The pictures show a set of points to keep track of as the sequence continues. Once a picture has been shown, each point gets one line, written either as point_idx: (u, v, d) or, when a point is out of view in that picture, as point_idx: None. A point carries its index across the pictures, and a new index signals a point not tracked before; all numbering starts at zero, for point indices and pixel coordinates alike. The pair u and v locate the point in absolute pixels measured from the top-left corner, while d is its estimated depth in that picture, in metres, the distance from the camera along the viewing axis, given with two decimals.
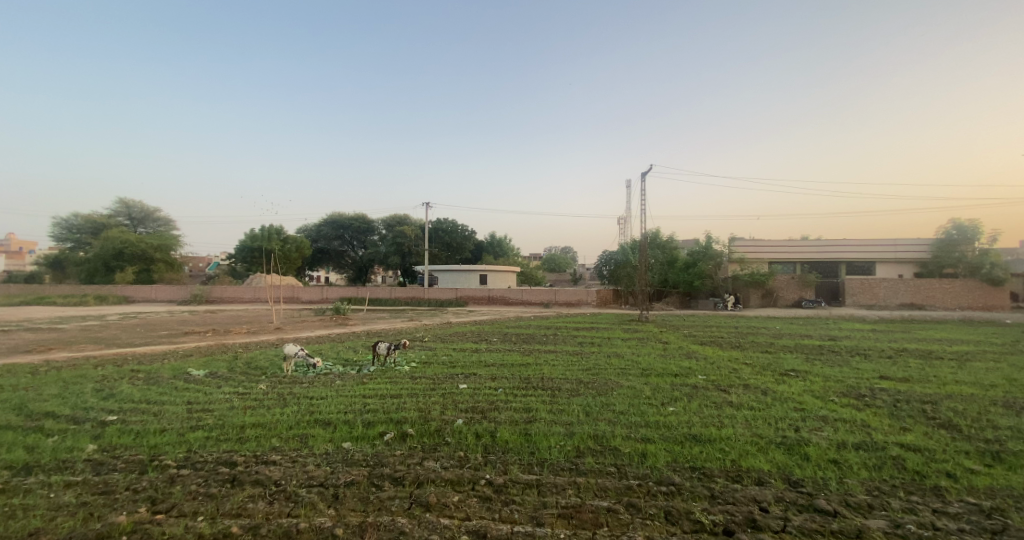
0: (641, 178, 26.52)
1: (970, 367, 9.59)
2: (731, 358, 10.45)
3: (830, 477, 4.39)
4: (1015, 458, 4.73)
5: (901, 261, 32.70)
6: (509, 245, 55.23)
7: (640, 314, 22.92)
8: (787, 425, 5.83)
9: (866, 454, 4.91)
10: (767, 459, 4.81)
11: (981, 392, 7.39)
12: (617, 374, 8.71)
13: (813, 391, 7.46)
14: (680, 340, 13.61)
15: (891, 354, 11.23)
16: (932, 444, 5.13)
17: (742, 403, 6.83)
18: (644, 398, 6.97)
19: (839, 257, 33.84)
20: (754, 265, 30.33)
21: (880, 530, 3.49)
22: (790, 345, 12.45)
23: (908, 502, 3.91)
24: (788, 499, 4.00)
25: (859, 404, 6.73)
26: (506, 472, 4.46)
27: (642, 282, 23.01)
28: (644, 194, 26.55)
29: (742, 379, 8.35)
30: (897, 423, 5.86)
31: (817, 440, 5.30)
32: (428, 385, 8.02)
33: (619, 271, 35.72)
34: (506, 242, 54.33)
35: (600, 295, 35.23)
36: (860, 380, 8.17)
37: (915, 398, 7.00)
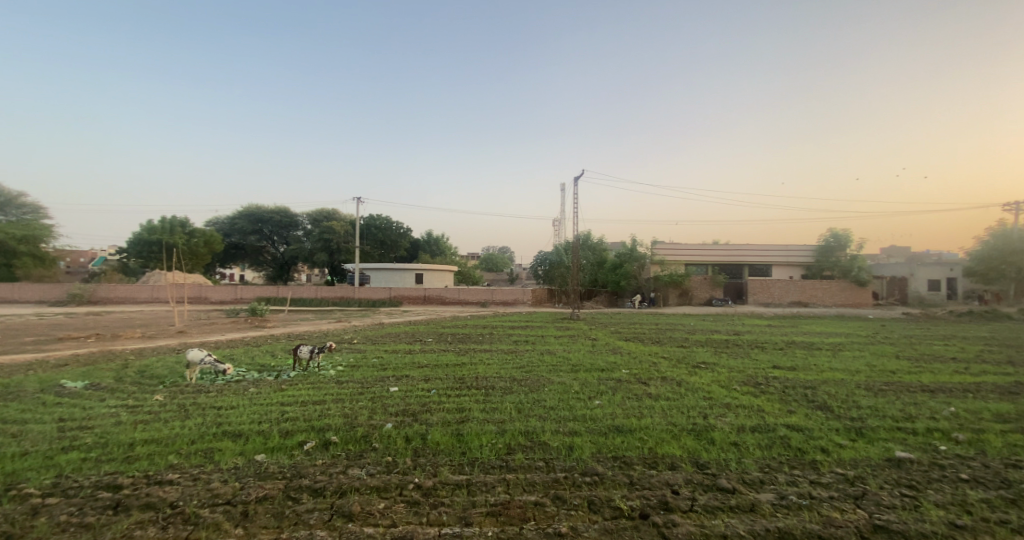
0: (574, 183, 27.46)
1: (842, 355, 11.09)
2: (652, 353, 11.13)
3: (732, 459, 4.80)
4: (875, 433, 5.50)
5: (793, 265, 36.59)
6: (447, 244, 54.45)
7: (572, 312, 23.65)
8: (697, 413, 6.30)
9: (760, 436, 5.45)
10: (679, 445, 5.16)
11: (850, 377, 8.55)
12: (549, 370, 8.91)
13: (719, 381, 8.17)
14: (607, 336, 14.27)
15: (783, 346, 12.63)
16: (813, 424, 5.82)
17: (659, 394, 7.28)
18: (573, 393, 7.19)
19: (743, 261, 37.25)
20: (672, 267, 32.50)
21: (770, 502, 3.87)
22: (702, 339, 13.57)
23: (792, 476, 4.40)
24: (696, 480, 4.32)
25: (756, 391, 7.47)
26: (436, 474, 4.38)
27: (574, 281, 23.74)
28: (576, 196, 27.59)
29: (660, 372, 8.91)
30: (787, 407, 6.57)
31: (721, 425, 5.79)
32: (355, 389, 7.64)
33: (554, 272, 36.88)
34: (444, 242, 53.76)
35: (536, 294, 35.62)
36: (758, 370, 9.07)
37: (799, 384, 7.92)
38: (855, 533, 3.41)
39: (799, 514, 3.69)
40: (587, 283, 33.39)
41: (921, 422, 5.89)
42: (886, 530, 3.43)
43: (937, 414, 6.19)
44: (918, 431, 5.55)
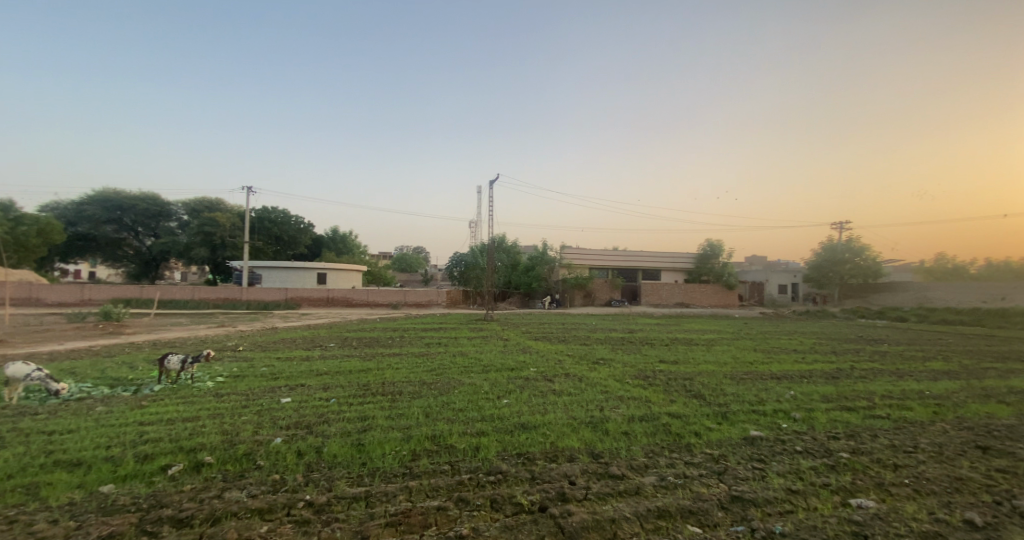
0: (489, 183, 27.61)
1: (716, 349, 12.56)
2: (557, 351, 11.54)
3: (622, 447, 5.15)
4: (738, 415, 6.30)
5: (679, 269, 40.47)
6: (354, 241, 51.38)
7: (487, 313, 23.51)
8: (595, 406, 6.67)
9: (647, 424, 5.93)
10: (577, 438, 5.41)
11: (720, 368, 9.70)
12: (459, 372, 8.78)
13: (615, 375, 8.74)
14: (517, 337, 14.49)
15: (669, 342, 13.94)
16: (690, 411, 6.49)
17: (562, 390, 7.56)
18: (482, 394, 7.16)
19: (638, 265, 40.33)
20: (578, 270, 34.08)
21: (654, 484, 4.22)
22: (602, 337, 14.44)
23: (672, 458, 4.84)
24: (591, 470, 4.56)
25: (646, 383, 8.13)
26: (330, 489, 4.07)
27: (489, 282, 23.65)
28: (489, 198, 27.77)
29: (563, 369, 9.28)
30: (669, 397, 7.24)
31: (615, 417, 6.19)
32: (238, 402, 6.82)
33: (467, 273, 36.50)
34: (350, 239, 50.46)
35: (450, 295, 35.10)
36: (648, 364, 9.88)
37: (680, 376, 8.79)
38: (719, 504, 3.85)
39: (676, 492, 4.06)
40: (500, 285, 33.59)
41: (771, 404, 6.87)
42: (742, 499, 3.92)
43: (782, 398, 7.27)
44: (769, 412, 6.47)
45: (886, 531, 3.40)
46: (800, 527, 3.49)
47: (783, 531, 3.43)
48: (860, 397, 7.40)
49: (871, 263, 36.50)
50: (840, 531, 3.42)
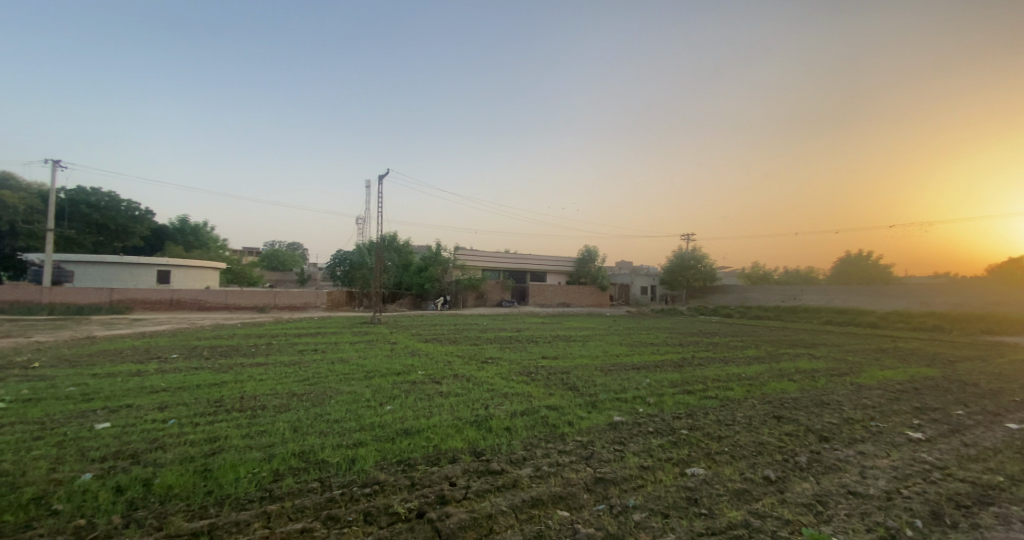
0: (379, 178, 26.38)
1: (591, 345, 13.70)
2: (446, 352, 11.54)
3: (503, 443, 5.39)
4: (605, 404, 6.99)
5: (562, 272, 43.16)
6: (207, 233, 45.03)
7: (373, 316, 22.25)
8: (480, 405, 6.85)
9: (526, 418, 6.28)
10: (461, 438, 5.52)
11: (594, 361, 10.67)
12: (338, 380, 8.28)
13: (501, 373, 9.04)
14: (406, 339, 14.09)
15: (551, 339, 14.86)
16: (565, 403, 7.03)
17: (449, 391, 7.61)
18: (363, 402, 6.89)
19: (527, 267, 41.82)
20: (472, 272, 34.50)
21: (528, 476, 4.50)
22: (491, 337, 14.76)
23: (546, 449, 5.21)
24: (472, 469, 4.69)
25: (528, 379, 8.56)
26: (164, 527, 3.57)
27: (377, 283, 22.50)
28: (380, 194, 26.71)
29: (452, 369, 9.33)
30: (548, 391, 7.76)
31: (498, 413, 6.44)
32: (31, 433, 5.58)
33: (354, 274, 34.57)
34: (201, 229, 44.29)
35: (330, 297, 32.95)
36: (531, 360, 10.44)
37: (560, 371, 9.42)
38: (584, 487, 4.26)
39: (548, 481, 4.39)
40: (391, 286, 32.11)
41: (631, 392, 7.77)
42: (603, 480, 4.40)
43: (640, 385, 8.27)
44: (630, 399, 7.30)
45: (711, 493, 4.10)
46: (647, 498, 4.04)
47: (636, 504, 3.93)
48: (698, 381, 8.76)
49: (709, 269, 42.97)
50: (678, 497, 4.04)
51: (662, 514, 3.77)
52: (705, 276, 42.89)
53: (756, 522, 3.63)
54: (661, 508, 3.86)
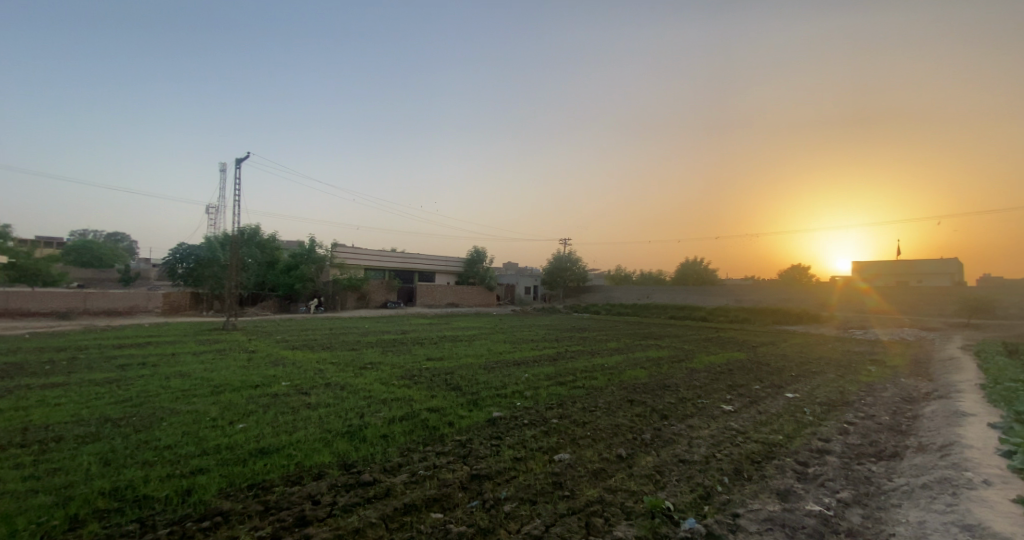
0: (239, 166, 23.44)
1: (476, 344, 13.81)
2: (319, 359, 10.61)
3: (377, 451, 5.09)
4: (485, 401, 7.06)
5: (450, 272, 42.86)
6: None
7: (224, 322, 19.33)
8: (355, 414, 6.41)
9: (405, 423, 6.04)
10: (330, 451, 5.09)
11: (478, 360, 10.76)
12: (175, 399, 7.11)
13: (380, 378, 8.59)
14: (271, 347, 12.66)
15: (436, 340, 14.63)
16: (445, 403, 6.93)
17: (318, 402, 7.01)
18: (207, 422, 5.99)
19: (415, 267, 40.53)
20: (351, 271, 32.20)
21: (401, 482, 4.31)
22: (372, 340, 14.00)
23: (422, 452, 5.06)
24: (340, 483, 4.34)
25: (410, 382, 8.27)
26: None
27: (230, 284, 20.02)
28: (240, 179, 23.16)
29: (324, 378, 8.61)
30: (430, 392, 7.58)
31: (375, 421, 6.10)
32: None
33: (205, 271, 29.78)
34: None
35: (168, 301, 28.22)
36: (414, 363, 10.12)
37: (443, 371, 9.30)
38: (460, 486, 4.22)
39: (422, 485, 4.26)
40: (252, 286, 28.46)
41: (510, 387, 7.97)
42: (479, 476, 4.40)
43: (519, 380, 8.53)
44: (509, 394, 7.48)
45: (574, 476, 4.36)
46: (518, 488, 4.13)
47: (508, 495, 3.99)
48: (571, 373, 9.36)
49: (583, 270, 46.60)
50: (545, 483, 4.21)
51: (531, 501, 3.89)
52: (579, 277, 46.37)
53: (608, 497, 3.95)
54: (530, 496, 3.97)
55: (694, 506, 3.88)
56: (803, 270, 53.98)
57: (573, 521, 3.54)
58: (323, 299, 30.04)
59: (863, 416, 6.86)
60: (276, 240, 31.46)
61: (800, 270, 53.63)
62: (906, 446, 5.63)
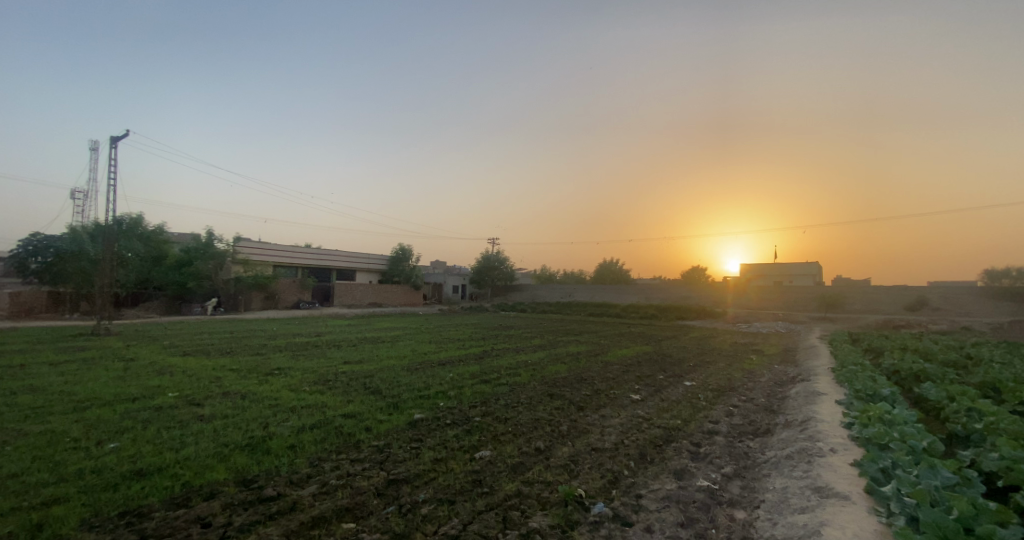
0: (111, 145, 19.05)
1: (397, 345, 13.46)
2: (216, 366, 9.62)
3: (283, 463, 4.57)
4: (404, 404, 6.86)
5: (372, 270, 41.15)
6: None
7: (97, 324, 16.84)
8: (257, 425, 5.75)
9: (316, 432, 5.54)
10: (225, 466, 4.44)
11: (400, 362, 10.52)
12: (22, 417, 5.96)
13: (289, 385, 7.96)
14: (156, 355, 11.24)
15: (354, 342, 14.00)
16: (362, 409, 6.57)
17: (215, 414, 6.24)
18: (67, 443, 4.93)
19: (332, 265, 38.00)
20: (258, 267, 28.86)
21: (310, 495, 3.84)
22: (281, 344, 13.03)
23: (334, 462, 4.62)
24: (237, 501, 3.73)
25: (323, 388, 7.77)
26: None
27: (100, 281, 17.76)
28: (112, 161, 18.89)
29: (221, 388, 7.74)
30: (345, 398, 7.19)
31: (281, 431, 5.50)
32: None
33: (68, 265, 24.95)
34: None
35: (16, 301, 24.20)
36: (329, 367, 9.60)
37: (361, 374, 8.97)
38: (374, 493, 3.86)
39: (333, 495, 3.84)
40: (132, 284, 24.73)
41: (433, 388, 7.93)
42: (396, 481, 4.09)
43: (443, 380, 8.52)
44: (432, 395, 7.41)
45: (493, 472, 4.33)
46: (437, 490, 3.89)
47: (426, 497, 3.73)
48: (494, 371, 9.52)
49: (509, 270, 47.34)
50: (465, 482, 4.06)
51: (450, 502, 3.68)
52: (506, 276, 47.01)
53: (526, 489, 3.97)
54: (448, 496, 3.77)
55: (604, 490, 4.12)
56: (704, 270, 59.49)
57: (491, 517, 3.44)
58: (221, 299, 26.82)
59: (745, 400, 7.81)
60: (164, 234, 28.43)
61: (701, 270, 59.04)
62: (778, 422, 6.52)
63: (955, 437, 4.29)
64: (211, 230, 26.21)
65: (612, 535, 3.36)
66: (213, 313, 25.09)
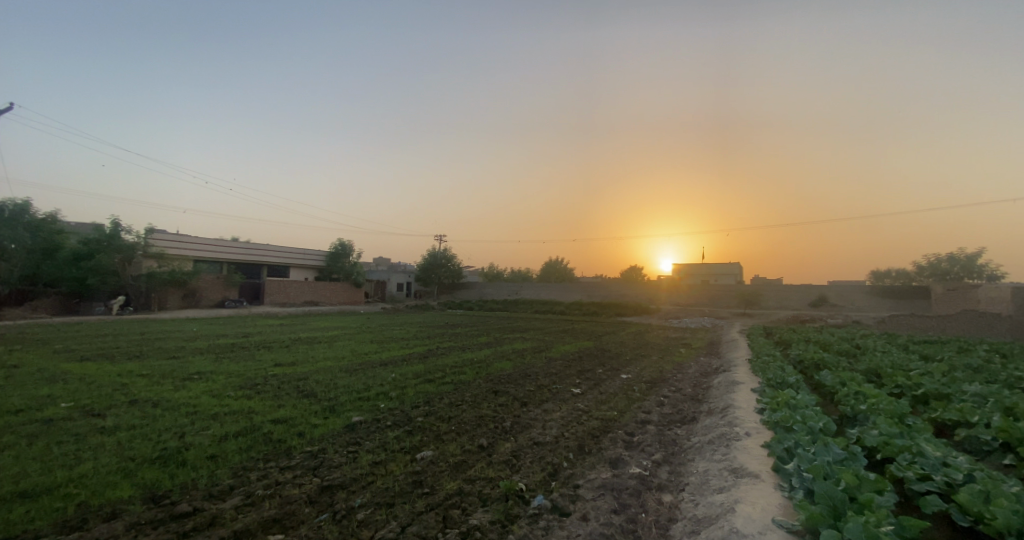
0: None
1: (333, 346, 12.96)
2: (122, 371, 8.61)
3: (201, 476, 3.97)
4: (340, 407, 6.57)
5: (308, 267, 39.17)
6: None
7: None
8: (171, 435, 4.95)
9: (242, 439, 4.95)
10: (129, 483, 3.74)
11: (338, 363, 10.13)
12: None
13: (211, 390, 7.18)
14: (45, 361, 9.88)
15: (287, 343, 13.24)
16: (294, 413, 6.10)
17: (119, 425, 5.28)
18: None
19: (263, 260, 35.43)
20: (174, 262, 26.00)
21: (233, 508, 3.48)
22: (201, 347, 12.03)
23: (261, 470, 4.22)
24: (145, 520, 3.24)
25: (251, 393, 7.14)
26: None
27: None
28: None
29: (126, 396, 6.67)
30: (276, 402, 6.62)
31: (200, 440, 4.81)
32: None
33: None
34: None
35: None
36: (258, 370, 9.01)
37: (294, 377, 8.54)
38: (306, 501, 3.66)
39: (260, 506, 3.53)
40: (15, 281, 21.52)
41: (374, 389, 7.74)
42: (331, 487, 3.92)
43: (385, 381, 8.36)
44: (371, 397, 7.22)
45: (434, 472, 4.33)
46: (375, 493, 3.83)
47: (362, 502, 3.65)
48: (438, 370, 9.47)
49: (456, 268, 47.03)
50: (404, 484, 4.03)
51: (388, 505, 3.64)
52: (452, 274, 46.67)
53: (467, 487, 4.03)
54: (387, 499, 3.72)
55: (543, 483, 4.26)
56: (640, 269, 62.47)
57: (430, 517, 3.45)
58: (130, 298, 24.13)
59: (675, 390, 8.35)
60: (59, 221, 24.53)
61: (638, 270, 61.95)
62: (703, 410, 7.04)
63: (846, 418, 4.88)
64: (117, 219, 23.56)
65: (550, 526, 3.47)
66: (120, 313, 22.52)
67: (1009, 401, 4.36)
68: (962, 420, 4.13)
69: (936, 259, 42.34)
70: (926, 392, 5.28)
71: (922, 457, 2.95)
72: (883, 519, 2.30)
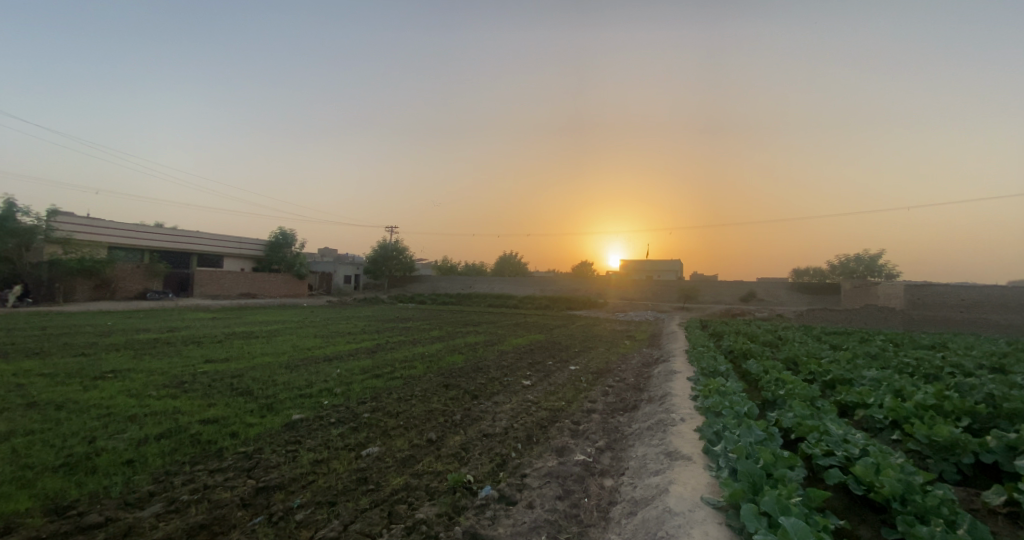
0: None
1: (272, 341, 12.40)
2: (18, 371, 7.67)
3: (114, 484, 3.70)
4: (279, 405, 6.30)
5: (244, 257, 37.02)
6: None
7: None
8: (79, 440, 4.56)
9: (166, 442, 4.68)
10: (25, 495, 3.40)
11: (277, 359, 9.73)
12: None
13: (129, 390, 6.69)
14: None
15: (220, 338, 12.53)
16: (226, 413, 5.79)
17: (11, 430, 4.77)
18: None
19: (192, 249, 33.13)
20: (84, 249, 23.66)
21: (153, 517, 3.27)
22: (120, 342, 11.11)
23: (188, 475, 3.99)
24: (45, 535, 2.97)
25: (176, 392, 6.70)
26: None
27: None
28: None
29: (22, 399, 5.99)
30: (206, 402, 6.26)
31: (114, 445, 4.48)
32: None
33: None
34: None
35: None
36: (186, 368, 8.45)
37: (230, 374, 8.13)
38: (239, 504, 3.52)
39: (185, 513, 3.35)
40: None
41: (317, 386, 7.51)
42: (266, 488, 3.79)
43: (329, 377, 8.14)
44: (314, 394, 7.01)
45: (380, 468, 4.29)
46: (315, 492, 3.76)
47: (301, 502, 3.57)
48: (386, 364, 9.36)
49: (408, 261, 46.05)
50: (348, 482, 3.97)
51: (329, 504, 3.59)
52: (405, 267, 45.71)
53: (414, 482, 4.04)
54: (328, 498, 3.66)
55: (491, 474, 4.36)
56: (588, 265, 64.52)
57: (375, 514, 3.44)
58: (28, 289, 21.57)
59: (619, 380, 8.76)
60: None
61: (587, 265, 63.94)
62: (643, 398, 7.43)
63: (769, 403, 5.31)
64: (14, 201, 21.04)
65: (496, 516, 3.57)
66: (16, 305, 20.05)
67: (898, 384, 4.96)
68: (861, 402, 4.64)
69: (846, 258, 46.92)
70: (834, 377, 5.86)
71: (828, 436, 3.29)
72: (792, 493, 2.55)
